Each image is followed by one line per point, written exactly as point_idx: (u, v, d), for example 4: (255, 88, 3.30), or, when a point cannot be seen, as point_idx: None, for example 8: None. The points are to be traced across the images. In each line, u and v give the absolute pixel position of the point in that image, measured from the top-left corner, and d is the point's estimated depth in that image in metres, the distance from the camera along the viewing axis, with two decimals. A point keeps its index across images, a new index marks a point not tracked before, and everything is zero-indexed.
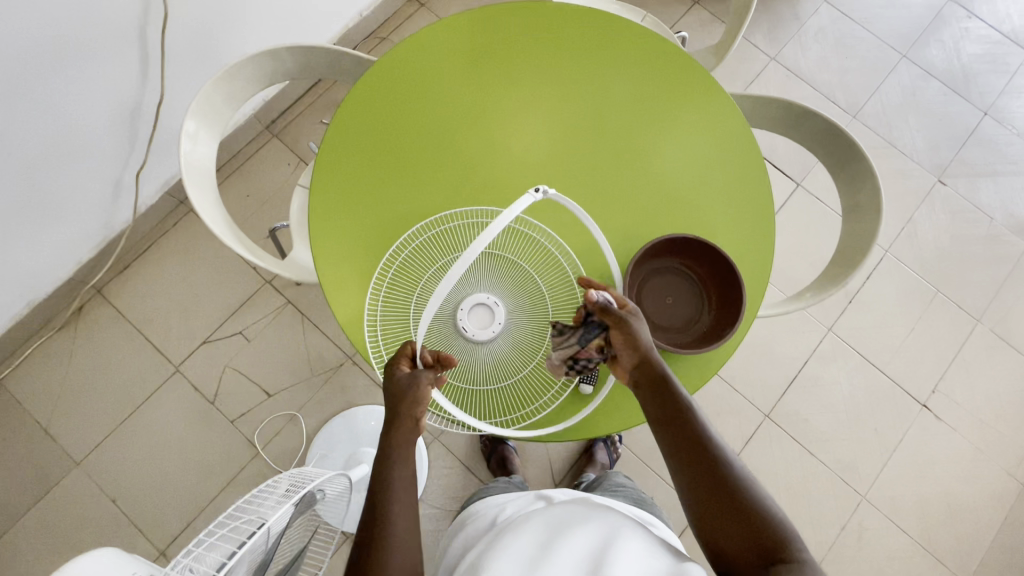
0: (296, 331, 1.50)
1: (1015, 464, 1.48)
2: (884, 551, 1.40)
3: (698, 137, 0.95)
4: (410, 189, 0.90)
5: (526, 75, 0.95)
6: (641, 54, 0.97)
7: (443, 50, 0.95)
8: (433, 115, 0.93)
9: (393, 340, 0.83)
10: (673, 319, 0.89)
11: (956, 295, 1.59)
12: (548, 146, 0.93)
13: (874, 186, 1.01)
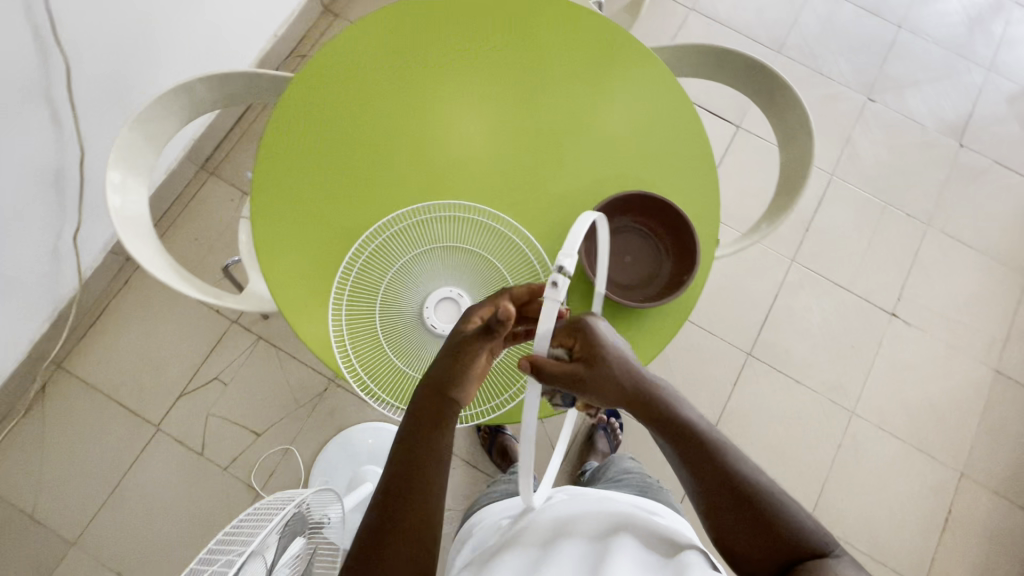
0: (274, 364, 1.47)
1: (982, 351, 1.57)
2: (881, 458, 1.48)
3: (630, 95, 0.96)
4: (350, 187, 0.89)
5: (446, 56, 0.94)
6: (556, 22, 0.97)
7: (361, 48, 0.93)
8: (367, 117, 0.91)
9: (362, 350, 0.84)
10: (630, 276, 0.91)
11: (902, 204, 1.66)
12: (484, 127, 0.93)
13: (801, 114, 1.04)
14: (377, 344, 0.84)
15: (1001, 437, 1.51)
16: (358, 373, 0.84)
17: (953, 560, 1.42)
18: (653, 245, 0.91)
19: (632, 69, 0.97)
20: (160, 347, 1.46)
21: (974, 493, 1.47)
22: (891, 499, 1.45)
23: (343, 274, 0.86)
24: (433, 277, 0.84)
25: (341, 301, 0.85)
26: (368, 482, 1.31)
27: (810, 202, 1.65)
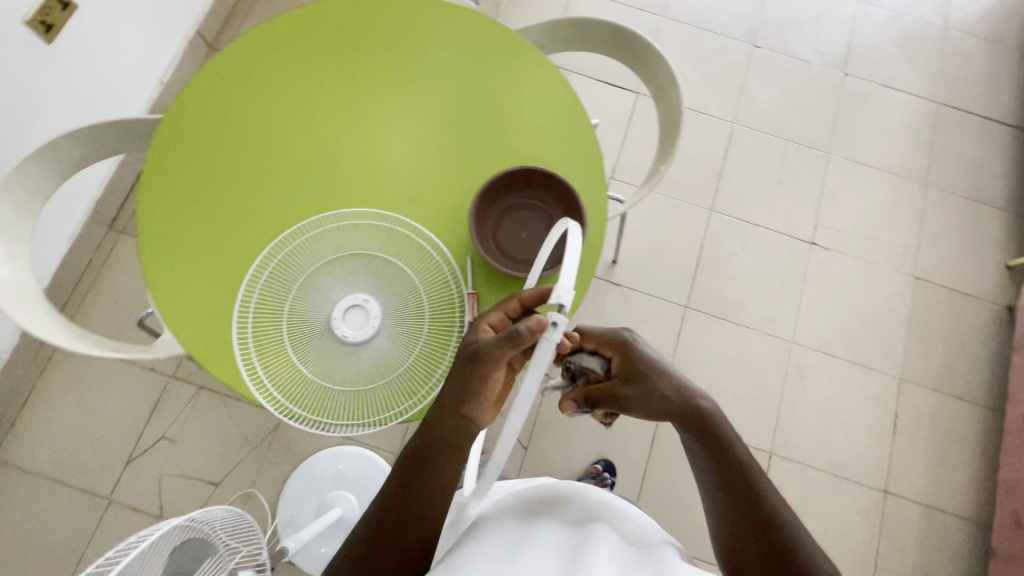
0: (222, 409, 1.44)
1: (900, 263, 1.65)
2: (825, 377, 1.57)
3: (494, 80, 1.03)
4: (246, 208, 0.95)
5: (309, 66, 1.00)
6: (403, 20, 1.03)
7: (223, 81, 0.99)
8: (242, 146, 0.97)
9: (275, 367, 0.89)
10: (530, 250, 0.97)
11: (802, 139, 1.78)
12: (359, 138, 1.00)
13: (664, 70, 1.09)
14: (298, 358, 0.89)
15: (930, 339, 1.59)
16: (285, 388, 0.88)
17: (907, 460, 1.52)
18: (546, 216, 0.97)
19: (487, 43, 1.04)
20: (97, 417, 1.41)
21: (915, 394, 1.56)
22: (840, 415, 1.54)
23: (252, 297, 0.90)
24: (335, 287, 0.92)
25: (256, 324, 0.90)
26: (337, 509, 1.28)
27: (716, 156, 1.75)
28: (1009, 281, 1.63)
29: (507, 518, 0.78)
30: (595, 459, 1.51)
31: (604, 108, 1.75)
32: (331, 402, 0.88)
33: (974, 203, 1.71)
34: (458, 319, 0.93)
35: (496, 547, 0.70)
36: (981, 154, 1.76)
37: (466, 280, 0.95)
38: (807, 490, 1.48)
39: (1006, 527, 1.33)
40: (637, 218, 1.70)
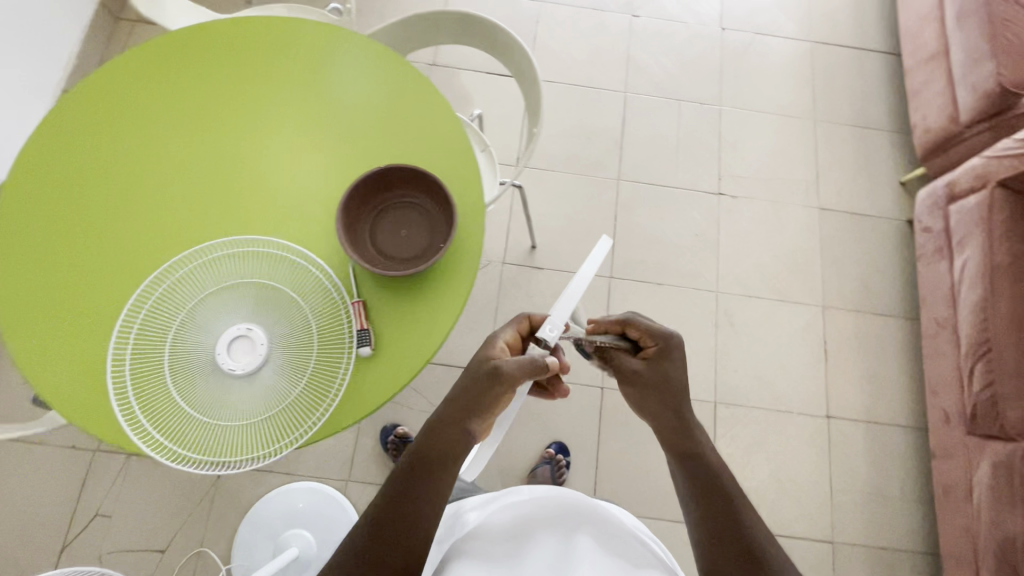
0: (159, 471, 1.39)
1: (803, 196, 1.69)
2: (754, 319, 1.58)
3: (362, 86, 0.96)
4: (89, 262, 0.87)
5: (142, 106, 0.95)
6: (262, 36, 1.00)
7: (81, 121, 0.94)
8: (102, 186, 0.90)
9: (152, 414, 0.78)
10: (409, 248, 0.86)
11: (693, 94, 1.77)
12: (223, 159, 0.92)
13: (519, 51, 1.04)
14: (172, 402, 0.78)
15: (844, 262, 1.64)
16: (160, 440, 0.77)
17: (843, 382, 1.54)
18: (423, 212, 0.87)
19: (325, 48, 0.99)
20: (25, 506, 1.35)
21: (840, 319, 1.59)
22: (774, 353, 1.55)
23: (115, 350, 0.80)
24: (216, 320, 0.82)
25: (122, 376, 0.79)
26: (294, 548, 1.24)
27: (615, 125, 1.73)
28: (905, 197, 1.71)
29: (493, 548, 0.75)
30: (548, 444, 1.46)
31: (492, 91, 1.66)
32: (218, 442, 0.77)
33: (862, 130, 1.76)
34: (347, 330, 0.83)
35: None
36: (860, 82, 1.81)
37: (350, 292, 0.85)
38: (757, 430, 1.49)
39: (939, 425, 1.38)
40: (549, 199, 1.64)
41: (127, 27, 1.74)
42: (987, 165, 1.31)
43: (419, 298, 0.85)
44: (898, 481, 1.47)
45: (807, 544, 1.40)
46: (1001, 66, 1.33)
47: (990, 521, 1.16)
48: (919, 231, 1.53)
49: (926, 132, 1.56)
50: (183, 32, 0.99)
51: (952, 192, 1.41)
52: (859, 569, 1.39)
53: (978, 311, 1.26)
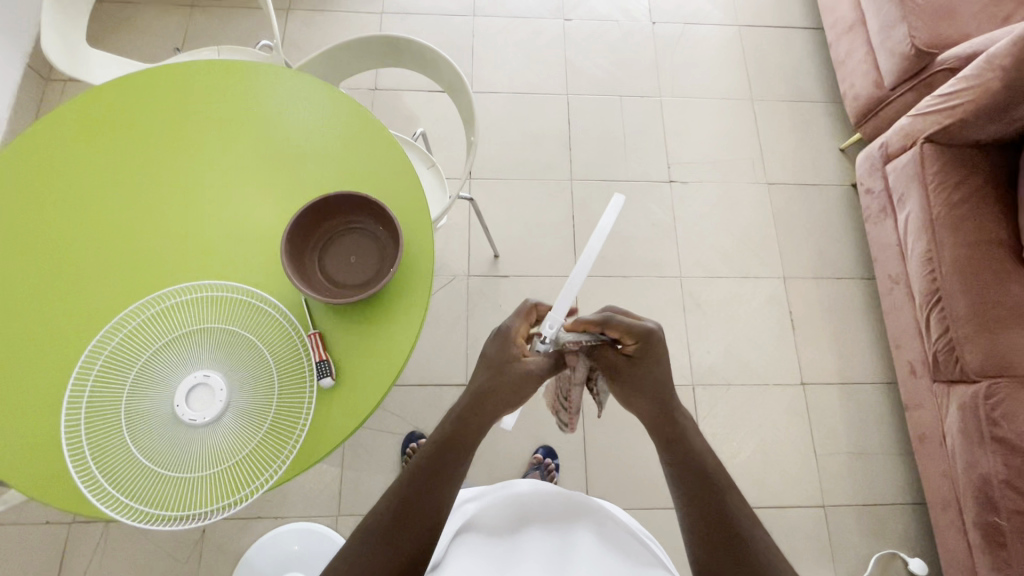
0: (139, 535, 1.35)
1: (750, 174, 1.74)
2: (720, 299, 1.61)
3: (303, 125, 0.96)
4: (31, 329, 0.84)
5: (74, 164, 0.93)
6: (203, 78, 0.99)
7: (19, 177, 0.92)
8: (43, 243, 0.89)
9: (113, 472, 0.76)
10: (360, 274, 0.86)
11: (633, 89, 1.82)
12: (165, 206, 0.91)
13: (447, 66, 1.05)
14: (135, 460, 0.77)
15: (799, 231, 1.69)
16: (127, 501, 0.75)
17: (813, 348, 1.58)
18: (371, 237, 0.87)
19: (256, 86, 0.99)
20: None
21: (801, 287, 1.63)
22: (743, 329, 1.58)
23: (66, 416, 0.78)
24: (174, 369, 0.81)
25: (79, 442, 0.77)
26: None
27: (561, 127, 1.76)
28: (847, 163, 1.77)
29: (496, 531, 0.77)
30: (535, 449, 1.46)
31: (435, 109, 1.68)
32: (183, 494, 0.76)
33: (797, 104, 1.83)
34: (307, 365, 0.82)
35: (478, 565, 0.69)
36: (789, 59, 1.88)
37: (305, 325, 0.85)
38: (736, 407, 1.51)
39: (907, 377, 1.42)
40: (506, 207, 1.66)
41: (58, 87, 1.70)
42: (913, 124, 1.38)
43: (374, 322, 0.85)
44: (878, 437, 1.50)
45: (799, 512, 1.43)
46: (913, 28, 1.39)
47: (965, 463, 1.20)
48: (863, 193, 1.59)
49: (856, 99, 1.62)
50: (110, 85, 0.98)
51: (887, 153, 1.47)
52: (853, 529, 1.42)
53: (926, 263, 1.31)
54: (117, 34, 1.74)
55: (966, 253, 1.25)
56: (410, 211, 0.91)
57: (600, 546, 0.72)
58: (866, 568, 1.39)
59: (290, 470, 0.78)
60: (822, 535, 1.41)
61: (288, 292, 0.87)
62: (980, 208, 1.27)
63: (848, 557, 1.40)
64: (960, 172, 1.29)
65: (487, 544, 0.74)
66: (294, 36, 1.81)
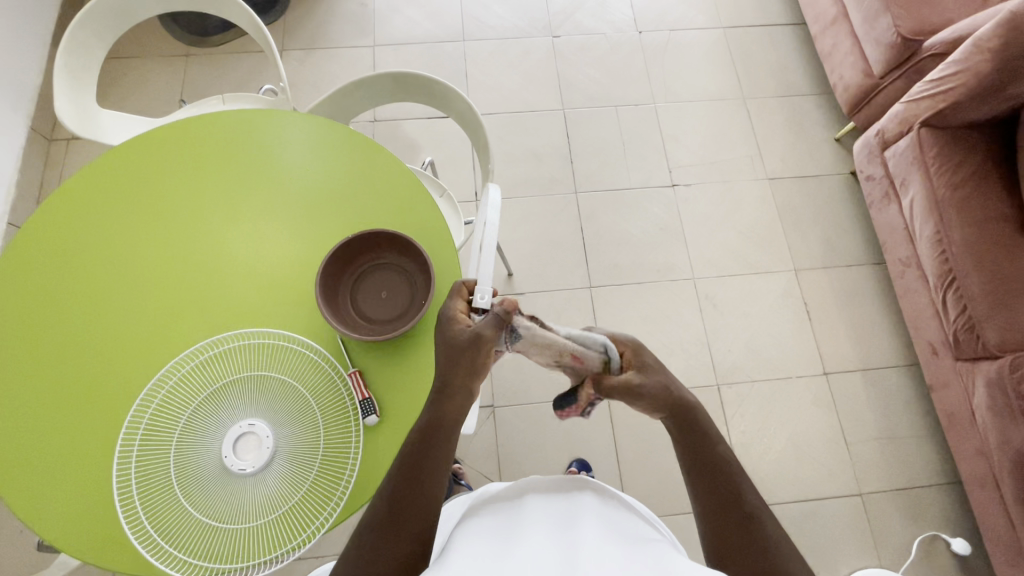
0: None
1: (750, 170, 1.77)
2: (734, 296, 1.62)
3: (330, 173, 0.97)
4: (74, 392, 0.85)
5: (100, 226, 0.94)
6: (230, 128, 1.01)
7: (54, 236, 0.94)
8: (83, 300, 0.90)
9: (167, 528, 0.76)
10: (392, 308, 0.88)
11: (627, 98, 1.85)
12: (200, 258, 0.92)
13: (455, 96, 1.08)
14: (187, 515, 0.77)
15: (804, 223, 1.71)
16: (184, 557, 0.75)
17: (831, 337, 1.59)
18: (401, 272, 0.89)
19: (273, 134, 1.00)
20: None
21: (813, 278, 1.65)
22: (760, 324, 1.59)
23: (117, 477, 0.78)
24: (219, 420, 0.81)
25: (132, 501, 0.77)
26: None
27: (561, 142, 1.78)
28: (843, 151, 1.80)
29: (497, 509, 0.73)
30: (569, 462, 1.46)
31: (436, 135, 1.70)
32: (236, 545, 0.76)
33: (788, 99, 1.86)
34: (350, 404, 0.83)
35: (483, 535, 0.65)
36: (776, 56, 1.92)
37: (344, 364, 0.86)
38: (763, 402, 1.52)
39: (929, 357, 1.44)
40: (515, 225, 1.68)
41: (62, 145, 1.72)
42: (907, 110, 1.40)
43: (413, 355, 0.87)
44: (905, 420, 1.51)
45: (838, 502, 1.43)
46: (897, 18, 1.43)
47: (998, 439, 1.20)
48: (864, 180, 1.61)
49: (846, 90, 1.65)
50: (130, 144, 1.00)
51: (883, 139, 1.49)
52: (892, 514, 1.42)
53: (935, 245, 1.33)
54: (116, 89, 1.76)
55: (975, 231, 1.27)
56: (437, 242, 0.93)
57: (607, 510, 0.71)
58: (909, 552, 1.39)
59: (343, 514, 0.79)
60: (863, 523, 1.41)
61: (323, 333, 0.88)
62: (982, 185, 1.29)
63: (891, 543, 1.40)
64: (959, 153, 1.31)
65: (491, 520, 0.69)
66: (290, 75, 1.84)
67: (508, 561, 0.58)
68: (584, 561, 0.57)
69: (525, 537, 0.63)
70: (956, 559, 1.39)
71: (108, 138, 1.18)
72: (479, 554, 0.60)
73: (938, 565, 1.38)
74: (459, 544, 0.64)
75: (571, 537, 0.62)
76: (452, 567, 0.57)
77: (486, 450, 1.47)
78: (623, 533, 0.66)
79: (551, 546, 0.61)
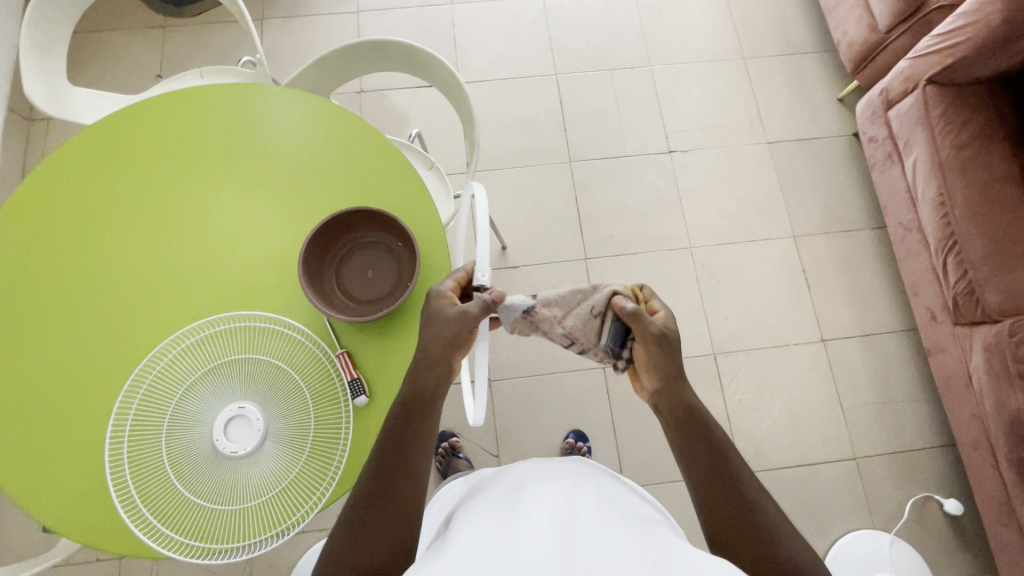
0: (190, 565, 1.36)
1: (749, 134, 1.72)
2: (732, 264, 1.60)
3: (310, 148, 0.94)
4: (62, 380, 0.84)
5: (78, 210, 0.92)
6: (205, 103, 0.97)
7: (32, 221, 0.92)
8: (65, 286, 0.88)
9: (164, 512, 0.77)
10: (378, 289, 0.86)
11: (622, 61, 1.78)
12: (180, 240, 0.90)
13: (438, 63, 1.04)
14: (183, 498, 0.78)
15: (804, 188, 1.67)
16: (181, 539, 0.76)
17: (830, 303, 1.58)
18: (387, 250, 0.87)
19: (249, 109, 0.97)
20: None
21: (812, 244, 1.62)
22: (758, 292, 1.58)
23: (111, 463, 0.79)
24: (208, 404, 0.81)
25: (126, 487, 0.78)
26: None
27: (554, 109, 1.73)
28: (846, 112, 1.75)
29: (497, 488, 0.72)
30: (566, 434, 1.47)
31: (425, 105, 1.65)
32: (233, 525, 0.77)
33: (789, 58, 1.79)
34: (339, 385, 0.83)
35: (486, 516, 0.64)
36: (778, 12, 1.84)
37: (332, 346, 0.85)
38: (759, 370, 1.52)
39: (928, 323, 1.42)
40: (508, 196, 1.65)
41: (41, 126, 1.69)
42: (914, 66, 1.34)
43: (401, 335, 0.86)
44: (902, 385, 1.51)
45: (832, 467, 1.44)
46: None
47: (993, 403, 1.20)
48: (866, 141, 1.56)
49: (851, 46, 1.58)
50: (102, 124, 0.96)
51: (888, 99, 1.44)
52: (885, 477, 1.44)
53: (938, 207, 1.29)
54: (92, 64, 1.70)
55: (978, 194, 1.23)
56: (422, 220, 0.91)
57: (607, 491, 0.71)
58: (902, 514, 1.41)
59: (337, 493, 0.79)
60: (856, 486, 1.43)
61: (309, 317, 0.87)
62: (990, 145, 1.25)
63: (884, 505, 1.42)
64: (964, 112, 1.27)
65: (493, 499, 0.69)
66: (273, 45, 1.77)
67: (506, 544, 0.57)
68: (584, 547, 0.56)
69: (525, 515, 0.62)
70: (947, 519, 1.41)
71: (82, 117, 1.14)
72: (480, 537, 0.59)
73: (929, 525, 1.41)
74: (458, 527, 0.63)
75: (571, 518, 0.62)
76: (455, 552, 0.56)
77: (484, 422, 1.48)
78: (623, 514, 0.65)
79: (553, 528, 0.60)
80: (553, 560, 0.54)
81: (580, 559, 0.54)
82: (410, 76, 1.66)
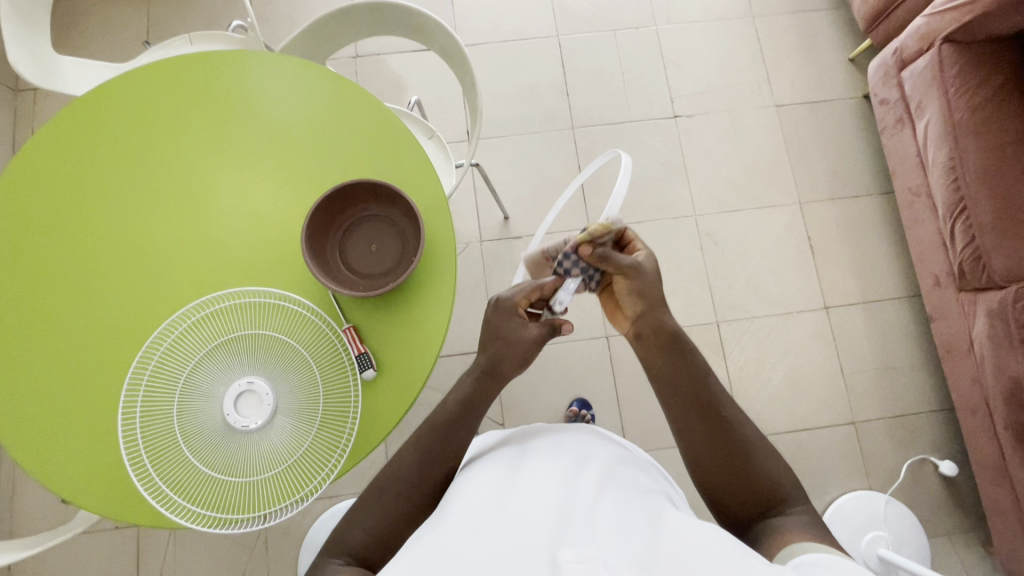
0: (205, 534, 1.40)
1: (756, 99, 1.67)
2: (735, 232, 1.59)
3: (302, 114, 0.92)
4: (72, 361, 0.84)
5: (71, 188, 0.90)
6: (194, 72, 0.94)
7: (30, 202, 0.90)
8: (67, 266, 0.87)
9: (181, 486, 0.78)
10: (381, 264, 0.85)
11: (627, 23, 1.72)
12: (178, 215, 0.89)
13: (436, 25, 1.00)
14: (195, 471, 0.79)
15: (811, 153, 1.64)
16: (198, 511, 0.78)
17: (834, 270, 1.57)
18: (389, 223, 0.85)
19: (239, 76, 0.94)
20: None
21: (818, 211, 1.60)
22: (762, 260, 1.57)
23: (125, 441, 0.80)
24: (215, 380, 0.81)
25: (142, 464, 0.79)
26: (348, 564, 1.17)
27: (556, 74, 1.68)
28: (857, 73, 1.70)
29: (504, 450, 0.73)
30: (569, 402, 1.49)
31: (423, 71, 1.60)
32: (248, 495, 0.78)
33: (800, 16, 1.73)
34: (347, 359, 0.83)
35: (487, 479, 0.64)
36: None
37: (338, 320, 0.85)
38: (761, 338, 1.53)
39: (932, 289, 1.42)
40: (510, 164, 1.61)
41: (29, 97, 1.64)
42: (929, 24, 1.30)
43: (408, 309, 0.85)
44: (903, 351, 1.52)
45: (832, 431, 1.47)
46: None
47: (995, 368, 1.20)
48: (877, 103, 1.52)
49: (865, 3, 1.51)
50: (89, 97, 0.93)
51: (902, 59, 1.39)
52: (884, 440, 1.47)
53: (949, 171, 1.27)
54: (77, 32, 1.64)
55: (990, 157, 1.21)
56: (422, 190, 0.89)
57: (614, 461, 0.70)
58: (899, 474, 1.45)
59: (351, 461, 0.81)
60: (855, 449, 1.46)
61: (315, 293, 0.87)
62: (1003, 108, 1.22)
63: (881, 466, 1.45)
64: (980, 73, 1.24)
65: (497, 461, 0.69)
66: (264, 10, 1.71)
67: (504, 511, 0.58)
68: (579, 521, 0.56)
69: (523, 481, 0.62)
70: (941, 479, 1.45)
71: (72, 89, 1.11)
72: (477, 501, 0.60)
73: (924, 484, 1.45)
74: (458, 491, 0.64)
75: (570, 488, 0.61)
76: (451, 519, 0.57)
77: None
78: (624, 486, 0.65)
79: (552, 494, 0.60)
80: (547, 530, 0.55)
81: (574, 530, 0.54)
82: (407, 40, 1.60)
